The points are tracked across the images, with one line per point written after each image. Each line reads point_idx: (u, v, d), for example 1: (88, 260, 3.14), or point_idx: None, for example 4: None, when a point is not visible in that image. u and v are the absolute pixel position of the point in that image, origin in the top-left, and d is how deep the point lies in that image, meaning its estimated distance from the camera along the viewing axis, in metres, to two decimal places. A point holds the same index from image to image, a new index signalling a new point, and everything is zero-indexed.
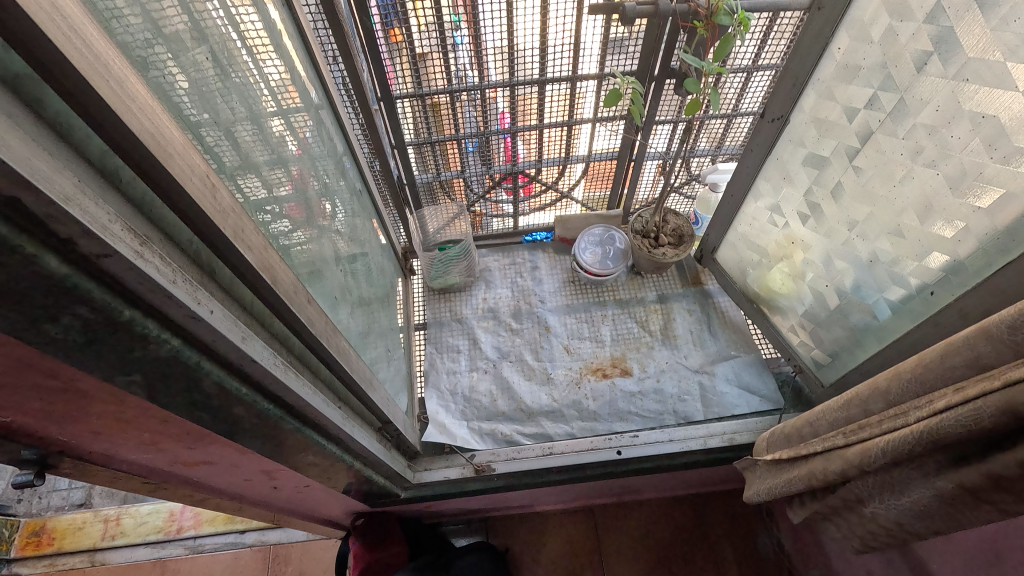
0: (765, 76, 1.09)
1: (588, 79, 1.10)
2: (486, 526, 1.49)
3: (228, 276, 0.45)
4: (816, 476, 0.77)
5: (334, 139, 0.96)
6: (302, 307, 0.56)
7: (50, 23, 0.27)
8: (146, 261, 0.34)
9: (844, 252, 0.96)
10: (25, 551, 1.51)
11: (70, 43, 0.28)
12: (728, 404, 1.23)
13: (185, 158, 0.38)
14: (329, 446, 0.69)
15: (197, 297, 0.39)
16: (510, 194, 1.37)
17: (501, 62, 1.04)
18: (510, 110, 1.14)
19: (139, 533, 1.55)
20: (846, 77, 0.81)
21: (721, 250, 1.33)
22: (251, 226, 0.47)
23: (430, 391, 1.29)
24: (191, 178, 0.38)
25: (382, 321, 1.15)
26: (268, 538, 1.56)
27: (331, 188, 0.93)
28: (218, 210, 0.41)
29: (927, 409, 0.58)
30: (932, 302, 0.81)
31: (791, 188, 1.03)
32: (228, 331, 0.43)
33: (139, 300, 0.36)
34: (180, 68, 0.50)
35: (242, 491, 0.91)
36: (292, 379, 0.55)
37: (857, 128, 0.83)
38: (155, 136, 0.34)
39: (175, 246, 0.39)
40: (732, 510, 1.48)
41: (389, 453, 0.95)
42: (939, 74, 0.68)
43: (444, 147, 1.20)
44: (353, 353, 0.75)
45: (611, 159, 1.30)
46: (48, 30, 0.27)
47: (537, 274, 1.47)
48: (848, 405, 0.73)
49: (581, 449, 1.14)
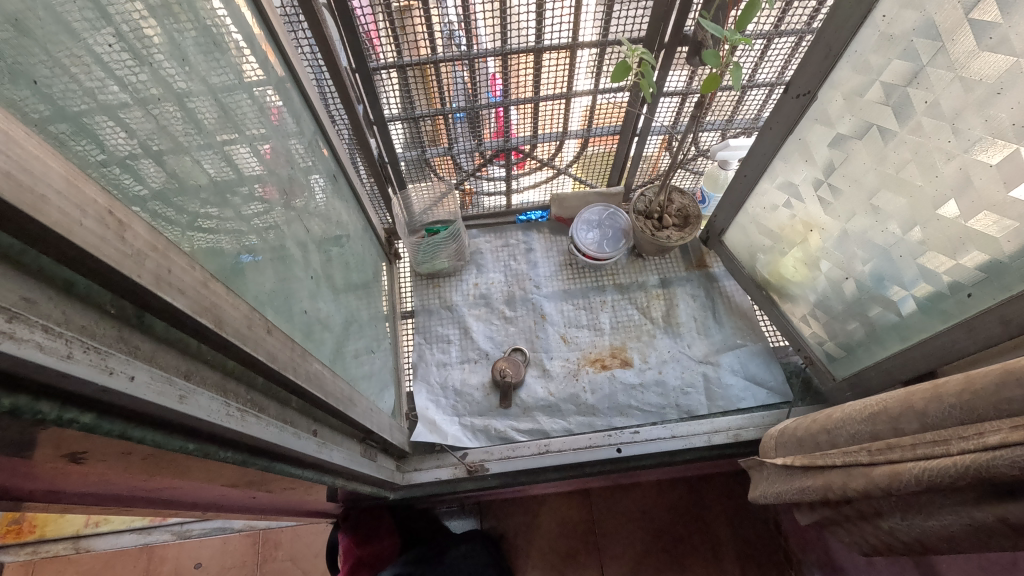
0: (787, 42, 0.98)
1: (588, 47, 0.99)
2: (479, 509, 1.45)
3: (156, 322, 0.37)
4: (832, 489, 0.71)
5: (303, 118, 0.85)
6: (260, 341, 0.48)
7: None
8: (18, 342, 0.25)
9: (865, 242, 0.88)
10: (6, 539, 1.43)
11: None
12: (733, 397, 1.18)
13: (74, 196, 0.28)
14: (305, 474, 0.63)
15: (107, 365, 0.31)
16: (502, 170, 1.26)
17: (491, 23, 0.91)
18: (502, 75, 1.02)
19: (122, 520, 1.46)
20: (888, 49, 0.71)
21: (729, 232, 1.24)
22: (182, 260, 0.38)
23: (419, 384, 1.23)
24: (83, 219, 0.29)
25: (365, 314, 1.06)
26: (257, 525, 1.49)
27: (303, 172, 0.83)
28: (131, 254, 0.32)
29: (975, 441, 0.52)
30: (967, 304, 0.74)
31: (812, 170, 0.93)
32: (159, 394, 0.35)
33: (23, 381, 0.28)
34: (91, 56, 0.40)
35: (219, 503, 0.85)
36: (253, 424, 0.48)
37: (897, 107, 0.73)
38: (18, 175, 0.25)
39: (71, 304, 0.30)
40: (731, 494, 1.45)
41: (375, 463, 0.89)
42: (1005, 49, 0.58)
43: (430, 122, 1.09)
44: (328, 372, 0.68)
45: (613, 133, 1.20)
46: None
47: (532, 257, 1.38)
48: (873, 419, 0.66)
49: (580, 446, 1.09)
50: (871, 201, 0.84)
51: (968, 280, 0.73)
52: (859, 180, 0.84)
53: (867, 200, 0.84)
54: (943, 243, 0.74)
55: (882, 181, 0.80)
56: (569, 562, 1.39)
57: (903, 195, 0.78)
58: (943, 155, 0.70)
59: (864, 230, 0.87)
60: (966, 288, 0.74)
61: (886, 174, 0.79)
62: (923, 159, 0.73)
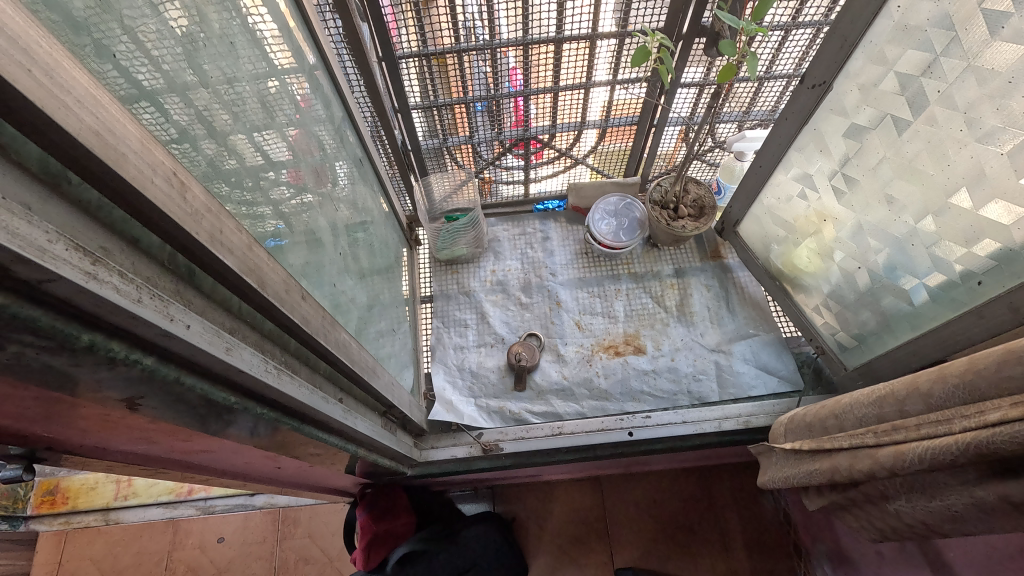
0: (804, 34, 1.00)
1: (607, 38, 1.01)
2: (493, 493, 1.48)
3: (207, 280, 0.41)
4: (839, 472, 0.72)
5: (332, 104, 0.88)
6: (296, 306, 0.52)
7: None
8: (101, 283, 0.29)
9: (878, 231, 0.89)
10: (41, 509, 1.51)
11: None
12: (744, 385, 1.20)
13: (144, 157, 0.32)
14: (332, 440, 0.67)
15: (168, 313, 0.34)
16: (520, 160, 1.29)
17: (512, 15, 0.94)
18: (522, 67, 1.05)
19: (150, 494, 1.54)
20: (902, 40, 0.72)
21: (744, 223, 1.26)
22: (230, 224, 0.42)
23: (437, 366, 1.27)
24: (152, 178, 0.33)
25: (387, 296, 1.10)
26: (278, 501, 1.53)
27: (331, 156, 0.87)
28: (189, 213, 0.36)
29: (976, 419, 0.54)
30: (977, 292, 0.76)
31: (825, 160, 0.95)
32: (210, 345, 0.38)
33: (101, 321, 0.31)
34: (147, 40, 0.43)
35: (247, 471, 0.89)
36: (288, 383, 0.51)
37: (911, 97, 0.75)
38: (102, 136, 0.29)
39: (140, 255, 0.34)
40: (741, 483, 1.46)
41: (395, 436, 0.93)
42: (1015, 39, 0.60)
43: (452, 110, 1.12)
44: (354, 344, 0.72)
45: (630, 124, 1.22)
46: None
47: (548, 246, 1.41)
48: (880, 402, 0.68)
49: (592, 429, 1.12)
50: (885, 191, 0.85)
51: (979, 268, 0.74)
52: (873, 170, 0.86)
53: (881, 190, 0.85)
54: (955, 232, 0.75)
55: (896, 171, 0.81)
56: (580, 546, 1.42)
57: (916, 184, 0.79)
58: (955, 145, 0.71)
59: (877, 220, 0.88)
60: (976, 277, 0.75)
61: (899, 165, 0.80)
62: (936, 148, 0.74)
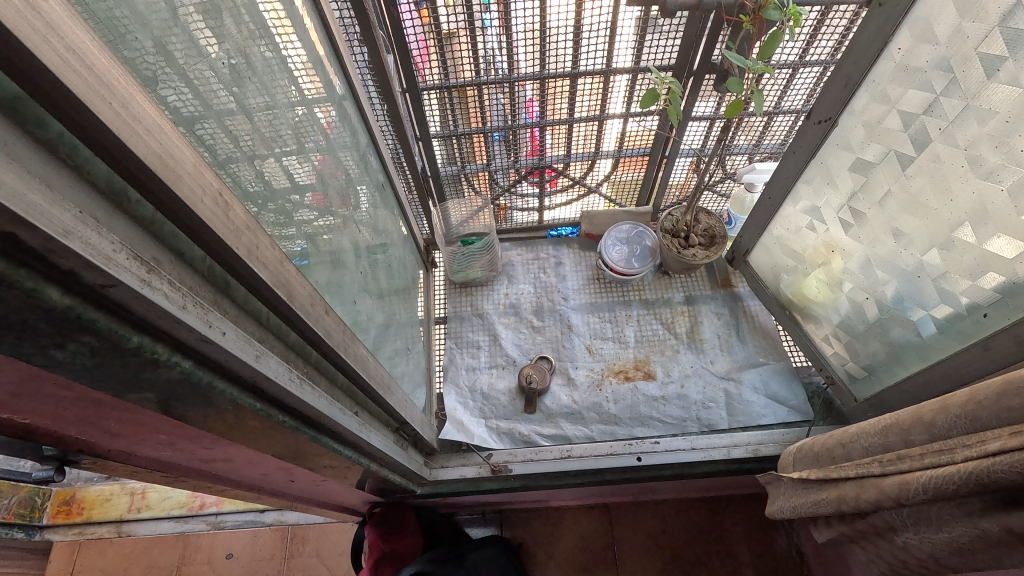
0: (812, 72, 1.04)
1: (622, 73, 1.05)
2: (501, 517, 1.48)
3: (243, 291, 0.45)
4: (846, 502, 0.72)
5: (358, 131, 0.93)
6: (319, 319, 0.55)
7: (26, 26, 0.24)
8: (152, 289, 0.32)
9: (886, 262, 0.90)
10: (56, 519, 1.54)
11: (82, 79, 0.27)
12: (754, 413, 1.21)
13: (196, 178, 0.36)
14: (346, 452, 0.69)
15: (208, 320, 0.38)
16: (535, 188, 1.33)
17: (531, 50, 0.99)
18: (539, 99, 1.09)
19: (163, 507, 1.56)
20: (904, 79, 0.75)
21: (755, 253, 1.28)
22: (265, 241, 0.46)
23: (449, 386, 1.29)
24: (202, 198, 0.37)
25: (403, 316, 1.14)
26: (287, 519, 1.54)
27: (354, 181, 0.91)
28: (231, 229, 0.40)
29: (978, 448, 0.54)
30: (984, 324, 0.77)
31: (833, 192, 0.97)
32: (241, 351, 0.42)
33: (149, 325, 0.34)
34: (201, 72, 0.48)
35: (261, 484, 0.92)
36: (308, 393, 0.54)
37: (913, 133, 0.77)
38: (163, 159, 0.33)
39: (185, 266, 0.37)
40: (752, 516, 1.44)
41: (406, 453, 0.95)
42: (1011, 80, 0.63)
43: (470, 140, 1.17)
44: (371, 359, 0.75)
45: (642, 155, 1.26)
46: (57, 67, 0.26)
47: (561, 271, 1.44)
48: (885, 431, 0.69)
49: (601, 454, 1.13)
50: (891, 223, 0.86)
51: (985, 300, 0.75)
52: (880, 204, 0.88)
53: (887, 224, 0.87)
54: (960, 265, 0.77)
55: (901, 204, 0.84)
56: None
57: (921, 218, 0.81)
58: (958, 180, 0.73)
59: (885, 251, 0.90)
60: (982, 309, 0.76)
61: (904, 199, 0.83)
62: (939, 183, 0.76)
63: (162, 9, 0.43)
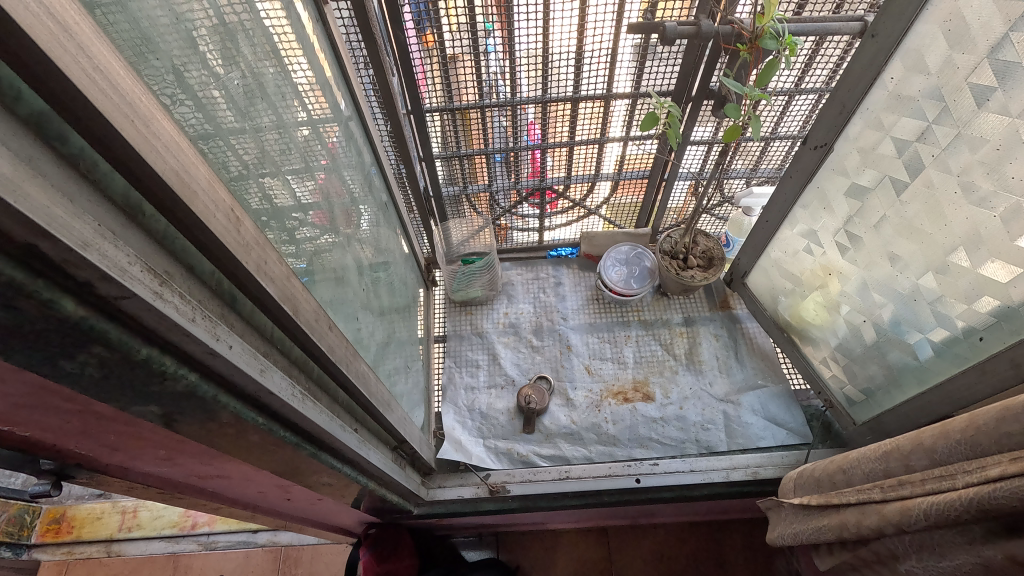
0: (808, 98, 1.07)
1: (621, 98, 1.08)
2: (497, 541, 1.46)
3: (249, 306, 0.46)
4: (847, 529, 0.72)
5: (362, 150, 0.95)
6: (322, 334, 0.56)
7: (59, 48, 0.26)
8: (164, 301, 0.33)
9: (883, 286, 0.91)
10: (45, 537, 1.51)
11: (107, 98, 0.29)
12: (753, 436, 1.20)
13: (209, 194, 0.37)
14: (345, 470, 0.68)
15: (215, 333, 0.38)
16: (535, 209, 1.35)
17: (533, 74, 1.02)
18: (540, 122, 1.12)
19: (155, 526, 1.53)
20: (897, 107, 0.78)
21: (753, 275, 1.29)
22: (274, 257, 0.47)
23: (448, 405, 1.29)
24: (214, 213, 0.38)
25: (403, 333, 1.14)
26: (280, 539, 1.53)
27: (358, 200, 0.92)
28: (241, 244, 0.41)
29: (978, 475, 0.54)
30: (979, 347, 0.77)
31: (830, 216, 0.98)
32: (246, 365, 0.42)
33: (157, 337, 0.35)
34: (214, 93, 0.49)
35: (257, 502, 0.91)
36: (310, 408, 0.54)
37: (907, 160, 0.79)
38: (179, 175, 0.34)
39: (195, 280, 0.38)
40: (752, 542, 1.42)
41: (404, 472, 0.94)
42: (1001, 109, 0.64)
43: (472, 160, 1.19)
44: (372, 376, 0.75)
45: (642, 177, 1.28)
46: (85, 88, 0.27)
47: (560, 291, 1.45)
48: (887, 457, 0.69)
49: (600, 475, 1.13)
50: (887, 247, 0.88)
51: (981, 324, 0.76)
52: (875, 228, 0.89)
53: (884, 248, 0.88)
54: (956, 288, 0.78)
55: (897, 229, 0.85)
56: None
57: (916, 242, 0.82)
58: (951, 205, 0.74)
59: (882, 275, 0.91)
60: (978, 332, 0.77)
61: (900, 224, 0.84)
62: (932, 208, 0.78)
63: (178, 33, 0.44)
